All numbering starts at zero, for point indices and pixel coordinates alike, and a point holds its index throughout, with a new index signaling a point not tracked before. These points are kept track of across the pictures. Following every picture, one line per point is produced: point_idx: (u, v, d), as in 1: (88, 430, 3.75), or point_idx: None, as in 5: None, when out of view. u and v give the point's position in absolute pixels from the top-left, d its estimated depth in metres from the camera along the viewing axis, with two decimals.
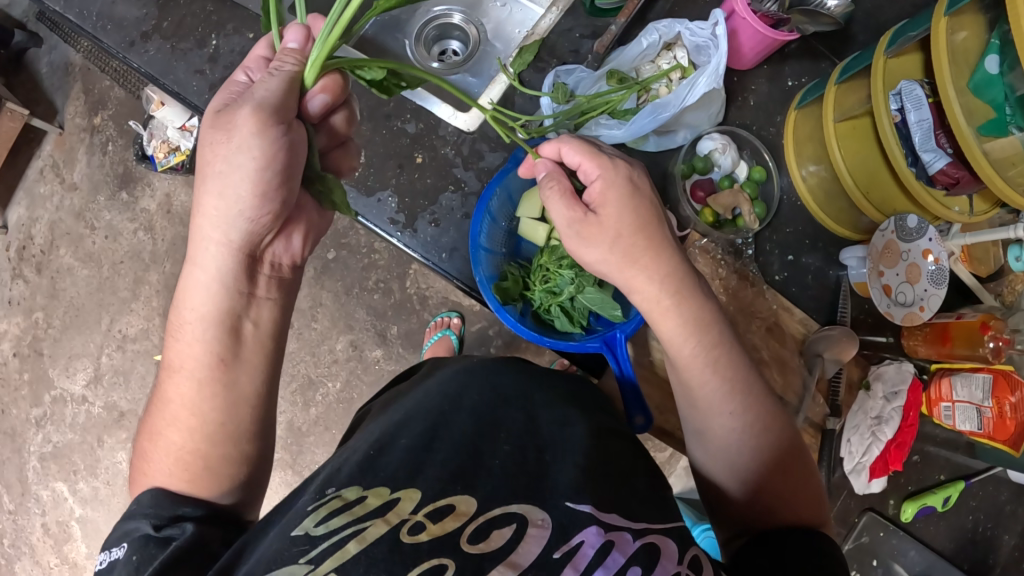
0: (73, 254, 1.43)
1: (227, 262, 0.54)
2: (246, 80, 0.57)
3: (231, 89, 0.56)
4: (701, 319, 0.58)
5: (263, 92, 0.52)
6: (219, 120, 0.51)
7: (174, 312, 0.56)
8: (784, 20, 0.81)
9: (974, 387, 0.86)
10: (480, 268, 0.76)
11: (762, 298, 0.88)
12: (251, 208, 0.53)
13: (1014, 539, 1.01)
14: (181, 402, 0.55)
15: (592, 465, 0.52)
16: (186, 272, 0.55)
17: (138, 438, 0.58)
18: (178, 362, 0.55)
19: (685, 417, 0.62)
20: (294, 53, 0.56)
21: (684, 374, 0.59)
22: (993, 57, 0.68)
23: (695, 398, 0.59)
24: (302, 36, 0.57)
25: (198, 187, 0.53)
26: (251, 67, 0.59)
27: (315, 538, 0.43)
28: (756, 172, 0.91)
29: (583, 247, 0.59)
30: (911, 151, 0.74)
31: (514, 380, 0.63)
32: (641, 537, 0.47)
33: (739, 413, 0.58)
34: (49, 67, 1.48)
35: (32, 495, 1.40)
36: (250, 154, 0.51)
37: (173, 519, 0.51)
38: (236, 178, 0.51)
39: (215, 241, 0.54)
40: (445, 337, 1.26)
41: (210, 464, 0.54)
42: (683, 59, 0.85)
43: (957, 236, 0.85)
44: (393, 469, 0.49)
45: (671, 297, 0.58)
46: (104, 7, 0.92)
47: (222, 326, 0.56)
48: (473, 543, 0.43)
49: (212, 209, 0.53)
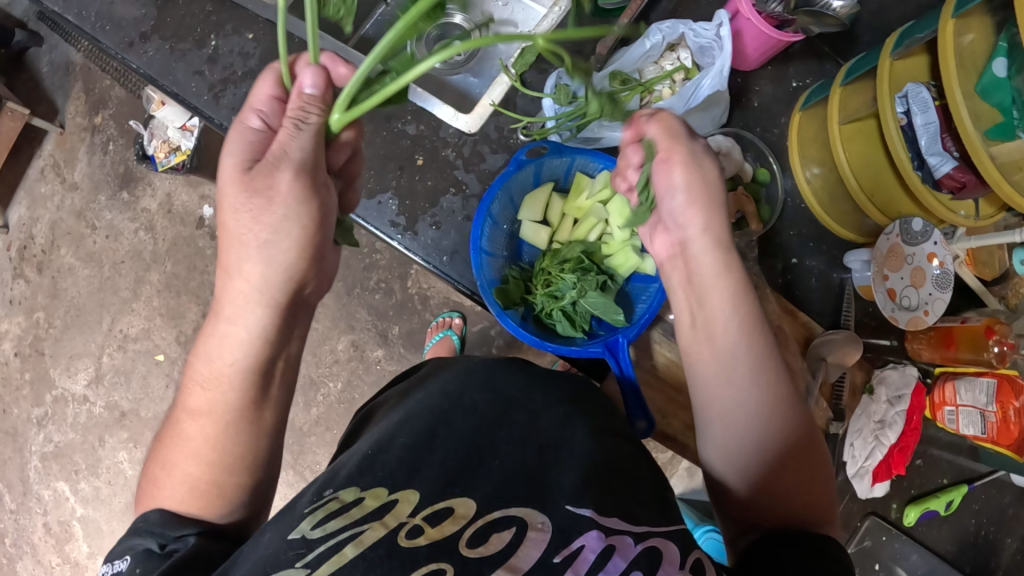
0: (74, 254, 1.43)
1: (268, 317, 0.53)
2: (261, 126, 0.54)
3: (251, 140, 0.52)
4: (743, 283, 0.59)
5: (296, 151, 0.52)
6: (252, 180, 0.50)
7: (197, 356, 0.54)
8: (790, 21, 0.80)
9: (978, 391, 0.85)
10: (481, 272, 0.75)
11: (767, 301, 0.86)
12: (297, 270, 0.52)
13: (1017, 542, 1.01)
14: (205, 440, 0.53)
15: (594, 470, 0.51)
16: (218, 324, 0.53)
17: (150, 457, 0.57)
18: (205, 406, 0.53)
19: (704, 396, 0.61)
20: (316, 101, 0.54)
21: (716, 341, 0.59)
22: (1001, 61, 0.67)
23: (724, 371, 0.59)
24: (319, 79, 0.53)
25: (234, 247, 0.51)
26: (262, 109, 0.54)
27: (311, 541, 0.42)
28: (762, 173, 0.90)
29: (688, 165, 0.59)
30: (916, 155, 0.73)
31: (519, 381, 0.62)
32: (643, 541, 0.46)
33: (769, 384, 0.58)
34: (50, 66, 1.48)
35: (34, 494, 1.40)
36: (297, 224, 0.51)
37: (177, 536, 0.51)
38: (283, 246, 0.51)
39: (256, 300, 0.52)
40: (447, 337, 1.25)
41: (226, 491, 0.54)
42: (687, 59, 0.85)
43: (961, 240, 0.84)
44: (391, 470, 0.49)
45: (725, 254, 0.59)
46: (102, 7, 0.92)
47: (251, 372, 0.54)
48: (472, 547, 0.43)
49: (255, 275, 0.51)
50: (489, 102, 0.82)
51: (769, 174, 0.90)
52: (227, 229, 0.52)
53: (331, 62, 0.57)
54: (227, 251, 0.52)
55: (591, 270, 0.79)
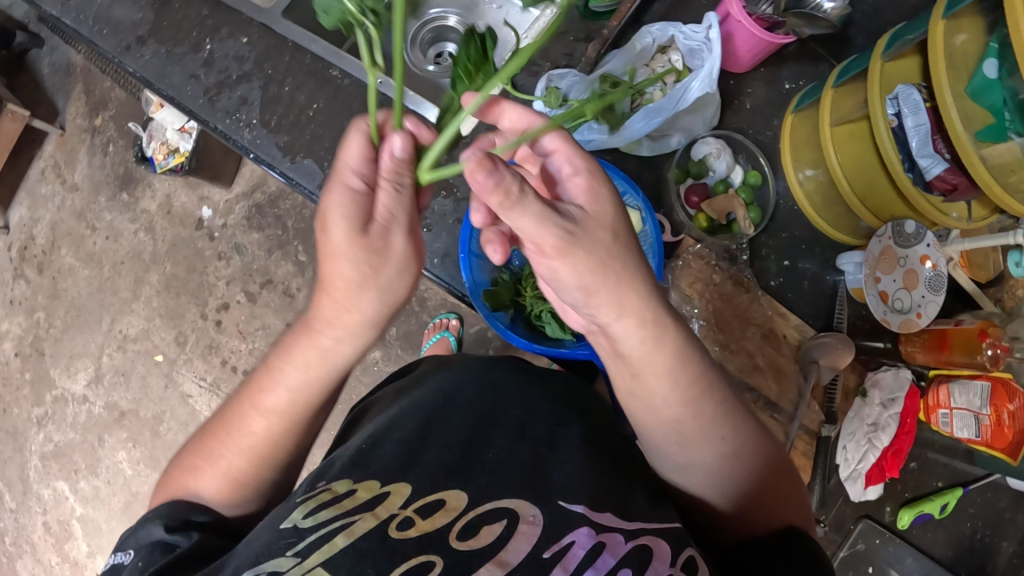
0: (74, 254, 1.44)
1: (373, 339, 0.52)
2: (359, 184, 0.47)
3: (354, 200, 0.46)
4: (688, 351, 0.52)
5: (403, 214, 0.48)
6: (371, 241, 0.46)
7: (285, 362, 0.53)
8: (780, 23, 0.80)
9: (972, 394, 0.84)
10: (469, 275, 0.76)
11: (756, 304, 0.87)
12: (398, 305, 0.52)
13: (1014, 546, 0.98)
14: (265, 437, 0.54)
15: (589, 468, 0.52)
16: (316, 337, 0.51)
17: (192, 442, 0.58)
18: (281, 406, 0.53)
19: (666, 454, 0.56)
20: (408, 165, 0.48)
21: (672, 414, 0.53)
22: (991, 61, 0.67)
23: (674, 436, 0.54)
24: (408, 145, 0.48)
25: (345, 295, 0.48)
26: (359, 169, 0.47)
27: (303, 530, 0.43)
28: (752, 177, 0.90)
29: (570, 255, 0.44)
30: (907, 157, 0.73)
31: (515, 379, 0.62)
32: (633, 538, 0.46)
33: (728, 440, 0.54)
34: (51, 68, 1.49)
35: (34, 493, 1.41)
36: (408, 274, 0.50)
37: (185, 524, 0.52)
38: (398, 290, 0.50)
39: (364, 328, 0.51)
40: (444, 338, 1.26)
41: (261, 485, 0.55)
42: (678, 62, 0.85)
43: (955, 242, 0.84)
44: (385, 462, 0.49)
45: (653, 334, 0.49)
46: (100, 11, 0.92)
47: (335, 382, 0.54)
48: (462, 539, 0.43)
49: (363, 312, 0.49)
50: None
51: (760, 178, 0.90)
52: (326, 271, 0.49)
53: (416, 125, 0.53)
54: (328, 285, 0.50)
55: None
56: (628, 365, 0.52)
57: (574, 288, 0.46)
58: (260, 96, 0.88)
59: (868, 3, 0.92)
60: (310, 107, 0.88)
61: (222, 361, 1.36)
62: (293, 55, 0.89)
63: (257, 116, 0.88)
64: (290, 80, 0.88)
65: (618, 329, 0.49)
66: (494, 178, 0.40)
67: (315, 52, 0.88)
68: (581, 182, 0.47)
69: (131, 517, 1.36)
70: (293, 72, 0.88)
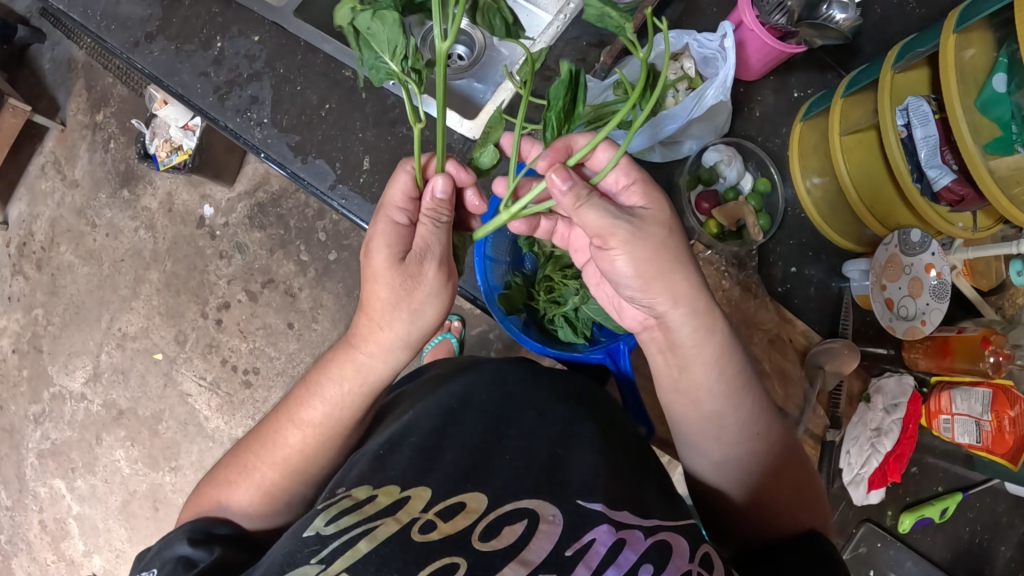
0: (73, 251, 1.43)
1: (406, 359, 0.58)
2: (406, 222, 0.55)
3: (401, 236, 0.54)
4: (729, 345, 0.58)
5: (437, 246, 0.55)
6: (407, 268, 0.53)
7: (325, 374, 0.58)
8: (793, 33, 0.80)
9: (973, 400, 0.86)
10: (485, 278, 0.76)
11: (765, 309, 0.88)
12: (427, 328, 0.57)
13: (1011, 551, 1.02)
14: (299, 453, 0.57)
15: (606, 466, 0.51)
16: (356, 355, 0.57)
17: (223, 459, 0.60)
18: (318, 420, 0.57)
19: (699, 446, 0.60)
20: (447, 205, 0.55)
21: (715, 404, 0.58)
22: (1000, 76, 0.68)
23: (708, 426, 0.59)
24: (450, 188, 0.55)
25: (380, 316, 0.55)
26: (404, 208, 0.55)
27: (326, 537, 0.43)
28: (761, 184, 0.91)
29: (630, 244, 0.52)
30: (916, 168, 0.74)
31: (528, 379, 0.62)
32: (652, 534, 0.46)
33: (762, 437, 0.59)
34: (52, 63, 1.48)
35: (30, 491, 1.40)
36: (437, 299, 0.56)
37: (209, 536, 0.53)
38: (428, 314, 0.56)
39: (396, 349, 0.56)
40: (446, 340, 1.24)
41: (290, 501, 0.58)
42: (690, 69, 0.84)
43: (959, 250, 0.85)
44: (403, 467, 0.49)
45: (705, 322, 0.57)
46: (109, 7, 0.92)
47: (369, 397, 0.59)
48: (484, 540, 0.42)
49: (397, 331, 0.55)
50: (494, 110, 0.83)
51: (769, 185, 0.91)
52: (366, 295, 0.55)
53: (456, 168, 0.58)
54: (369, 308, 0.55)
55: None
56: (679, 358, 0.58)
57: (632, 278, 0.54)
58: (271, 96, 0.88)
59: (877, 13, 0.93)
60: (322, 107, 0.88)
61: (223, 360, 1.36)
62: (306, 55, 0.89)
63: (268, 115, 0.88)
64: (303, 80, 0.88)
65: (674, 318, 0.57)
66: (569, 185, 0.50)
67: (327, 53, 0.88)
68: (637, 191, 0.55)
69: (128, 516, 1.35)
70: (305, 72, 0.88)
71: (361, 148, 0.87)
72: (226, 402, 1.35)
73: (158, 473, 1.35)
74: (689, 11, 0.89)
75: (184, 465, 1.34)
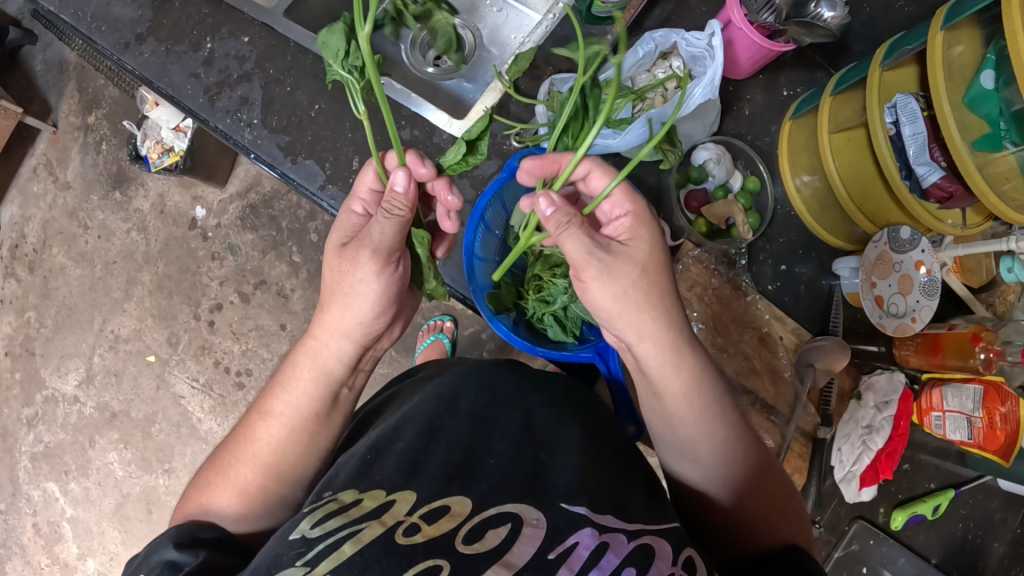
0: (66, 253, 1.42)
1: (355, 349, 0.59)
2: (362, 213, 0.61)
3: (349, 224, 0.60)
4: (700, 373, 0.58)
5: (379, 235, 0.56)
6: (343, 252, 0.57)
7: (288, 366, 0.60)
8: (781, 31, 0.82)
9: (965, 397, 0.85)
10: (473, 277, 0.76)
11: (756, 308, 0.89)
12: (369, 320, 0.58)
13: (1005, 547, 1.02)
14: (268, 444, 0.58)
15: (590, 468, 0.51)
16: (309, 342, 0.59)
17: (205, 465, 0.61)
18: (278, 410, 0.59)
19: (677, 456, 0.61)
20: (406, 199, 0.56)
21: (686, 431, 0.59)
22: (988, 73, 0.68)
23: (684, 441, 0.59)
24: (408, 181, 0.56)
25: (323, 297, 0.59)
26: (364, 198, 0.61)
27: (311, 540, 0.42)
28: (751, 182, 0.91)
29: (599, 279, 0.55)
30: (905, 165, 0.74)
31: (513, 380, 0.62)
32: (636, 538, 0.46)
33: (736, 461, 0.59)
34: (44, 65, 1.47)
35: (24, 494, 1.39)
36: (374, 286, 0.56)
37: (193, 539, 0.53)
38: (366, 296, 0.57)
39: (343, 335, 0.58)
40: (438, 340, 1.23)
41: (269, 501, 0.57)
42: (679, 67, 0.85)
43: (949, 248, 0.85)
44: (389, 472, 0.49)
45: (672, 356, 0.57)
46: (99, 8, 0.91)
47: (327, 390, 0.59)
48: (468, 543, 0.42)
49: (337, 317, 0.58)
50: (482, 110, 0.83)
51: (758, 183, 0.92)
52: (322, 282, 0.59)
53: (415, 162, 0.60)
54: (320, 297, 0.59)
55: None
56: (652, 385, 0.59)
57: (603, 310, 0.57)
58: (261, 96, 0.88)
59: (866, 13, 0.94)
60: (312, 108, 0.88)
61: (215, 362, 1.35)
62: (295, 56, 0.89)
63: (258, 116, 0.88)
64: (292, 81, 0.88)
65: (641, 351, 0.58)
66: (552, 209, 0.56)
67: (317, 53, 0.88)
68: (625, 223, 0.59)
69: (122, 519, 1.35)
70: (295, 72, 0.88)
71: (352, 150, 0.87)
72: (219, 405, 1.35)
73: (151, 475, 1.35)
74: (678, 11, 0.89)
75: (177, 467, 1.34)
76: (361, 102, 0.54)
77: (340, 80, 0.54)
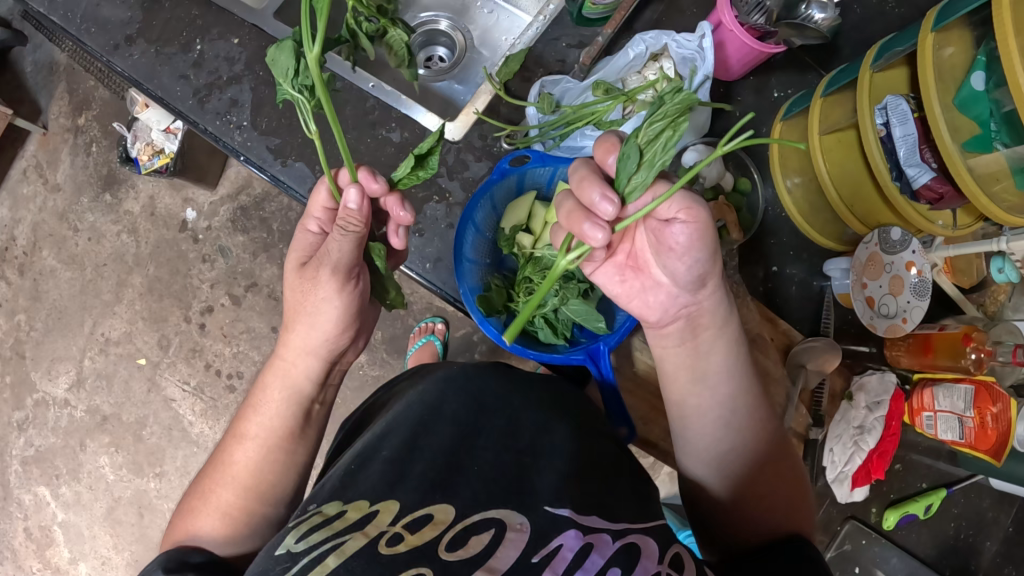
0: (56, 256, 1.41)
1: (320, 366, 0.62)
2: (317, 231, 0.60)
3: (305, 244, 0.60)
4: (742, 339, 0.62)
5: (338, 252, 0.56)
6: (305, 273, 0.59)
7: (258, 387, 0.62)
8: (772, 33, 0.81)
9: (956, 397, 0.85)
10: (463, 279, 0.76)
11: (748, 310, 0.87)
12: (332, 334, 0.61)
13: (996, 546, 1.03)
14: (246, 466, 0.58)
15: (574, 472, 0.51)
16: (280, 360, 0.61)
17: (186, 494, 0.60)
18: (253, 431, 0.59)
19: (705, 430, 0.61)
20: (359, 216, 0.56)
21: (723, 395, 0.60)
22: (979, 74, 0.69)
23: (716, 408, 0.60)
24: (359, 197, 0.55)
25: (290, 317, 0.61)
26: (318, 217, 0.60)
27: (296, 554, 0.42)
28: (742, 183, 0.91)
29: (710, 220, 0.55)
30: (895, 166, 0.74)
31: (495, 382, 0.61)
32: (621, 537, 0.46)
33: (759, 438, 0.61)
34: (34, 66, 1.46)
35: (15, 498, 1.38)
36: (337, 305, 0.59)
37: (181, 563, 0.52)
38: (328, 312, 0.59)
39: (310, 353, 0.61)
40: (430, 342, 1.22)
41: (252, 522, 0.57)
42: (669, 70, 0.84)
43: (940, 248, 0.85)
44: (373, 481, 0.48)
45: (728, 312, 0.61)
46: (88, 9, 0.91)
47: (298, 407, 0.61)
48: (450, 550, 0.42)
49: (302, 335, 0.60)
50: (473, 111, 0.83)
51: (750, 184, 0.91)
52: (287, 305, 0.61)
53: (366, 178, 0.57)
54: (290, 319, 0.61)
55: (574, 278, 0.77)
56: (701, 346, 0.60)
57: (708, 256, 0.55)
58: (251, 99, 0.87)
59: (857, 13, 0.94)
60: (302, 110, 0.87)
61: (206, 365, 1.35)
62: None
63: (248, 118, 0.87)
64: None
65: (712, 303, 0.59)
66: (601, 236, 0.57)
67: None
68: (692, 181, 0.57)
69: (113, 522, 1.34)
70: None
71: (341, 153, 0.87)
72: (210, 408, 1.34)
73: (143, 479, 1.34)
74: (669, 12, 0.89)
75: (168, 470, 1.34)
76: (311, 118, 0.55)
77: (289, 98, 0.55)
